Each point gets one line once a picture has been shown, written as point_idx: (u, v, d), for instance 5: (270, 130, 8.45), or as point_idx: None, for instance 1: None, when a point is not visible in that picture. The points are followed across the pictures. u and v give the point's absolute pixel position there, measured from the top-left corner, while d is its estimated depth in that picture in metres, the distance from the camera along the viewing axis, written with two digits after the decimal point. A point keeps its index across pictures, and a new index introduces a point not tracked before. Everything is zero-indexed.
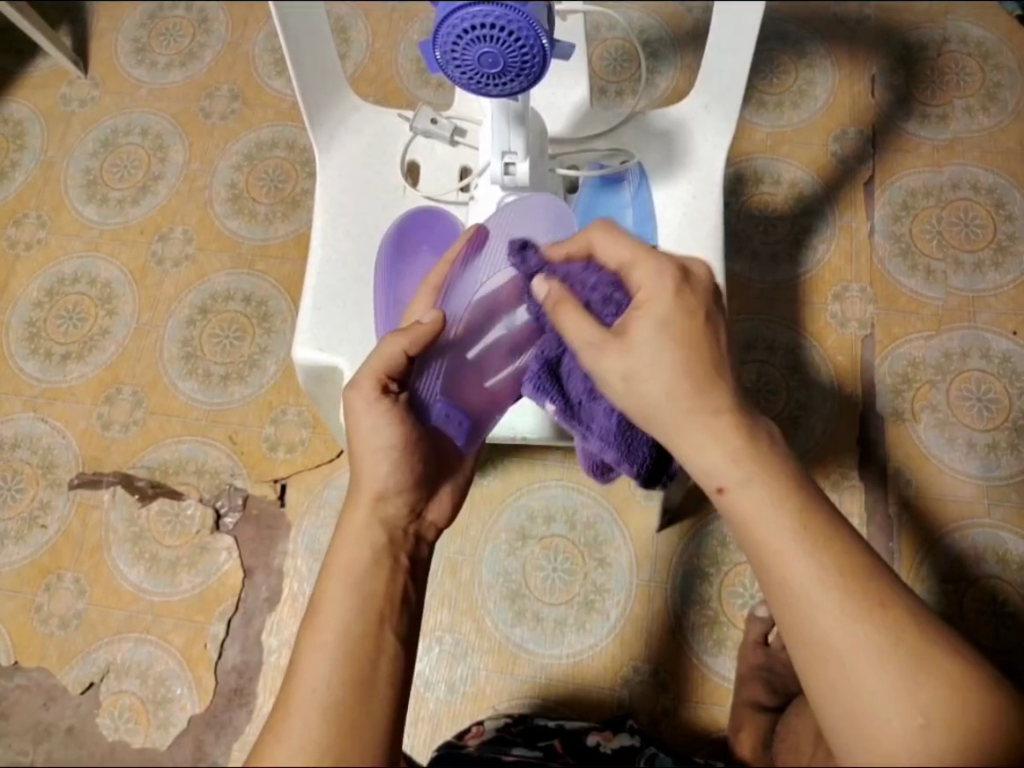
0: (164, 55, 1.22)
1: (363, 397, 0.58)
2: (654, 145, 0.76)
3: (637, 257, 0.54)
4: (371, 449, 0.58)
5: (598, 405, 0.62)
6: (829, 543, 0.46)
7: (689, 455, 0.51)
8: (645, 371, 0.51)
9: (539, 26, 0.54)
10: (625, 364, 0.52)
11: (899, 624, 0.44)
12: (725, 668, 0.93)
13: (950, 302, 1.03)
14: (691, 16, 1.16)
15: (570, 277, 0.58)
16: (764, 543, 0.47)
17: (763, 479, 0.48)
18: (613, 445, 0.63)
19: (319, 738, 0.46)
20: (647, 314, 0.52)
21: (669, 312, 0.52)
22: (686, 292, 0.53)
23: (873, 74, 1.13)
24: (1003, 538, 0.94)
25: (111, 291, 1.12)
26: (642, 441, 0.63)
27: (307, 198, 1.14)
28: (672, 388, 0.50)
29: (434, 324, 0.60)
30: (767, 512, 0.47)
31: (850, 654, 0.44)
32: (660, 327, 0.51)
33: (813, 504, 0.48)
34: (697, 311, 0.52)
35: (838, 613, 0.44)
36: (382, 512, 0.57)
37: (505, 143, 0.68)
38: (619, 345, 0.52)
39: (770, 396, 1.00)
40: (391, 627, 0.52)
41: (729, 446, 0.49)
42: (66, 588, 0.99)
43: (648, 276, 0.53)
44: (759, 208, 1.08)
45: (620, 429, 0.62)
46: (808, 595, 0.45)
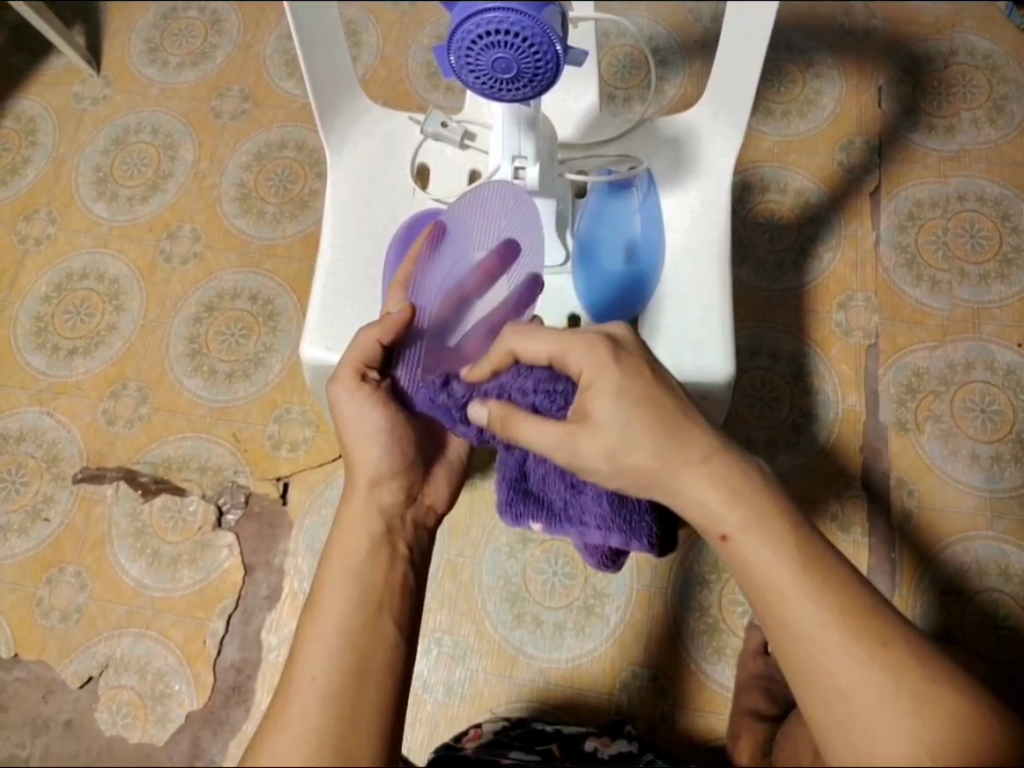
0: (176, 54, 1.23)
1: (344, 388, 0.61)
2: (663, 153, 0.76)
3: (565, 341, 0.55)
4: (359, 435, 0.60)
5: (585, 495, 0.64)
6: (833, 588, 0.46)
7: (687, 490, 0.50)
8: (621, 443, 0.52)
9: (552, 33, 0.55)
10: (600, 444, 0.52)
11: (901, 668, 0.44)
12: (724, 676, 0.92)
13: (955, 313, 1.03)
14: (700, 25, 1.17)
15: (505, 387, 0.59)
16: (767, 590, 0.47)
17: (762, 527, 0.48)
18: (613, 526, 0.64)
19: (319, 726, 0.46)
20: (600, 390, 0.53)
21: (621, 381, 0.53)
22: (625, 355, 0.54)
23: (881, 84, 1.14)
24: (1006, 551, 0.94)
25: (119, 287, 1.12)
26: (641, 518, 0.64)
27: (315, 198, 1.15)
28: (657, 450, 0.51)
29: (403, 314, 0.62)
30: (770, 559, 0.47)
31: (849, 683, 0.44)
32: (617, 397, 0.52)
33: (811, 543, 0.48)
34: (641, 367, 0.54)
35: (840, 656, 0.44)
36: (378, 498, 0.58)
37: (516, 148, 0.68)
38: (582, 431, 0.53)
39: (773, 404, 1.01)
40: (391, 616, 0.52)
41: (724, 490, 0.49)
42: (68, 581, 0.99)
43: (583, 355, 0.54)
44: (765, 216, 1.08)
45: (610, 513, 0.63)
46: (811, 638, 0.45)
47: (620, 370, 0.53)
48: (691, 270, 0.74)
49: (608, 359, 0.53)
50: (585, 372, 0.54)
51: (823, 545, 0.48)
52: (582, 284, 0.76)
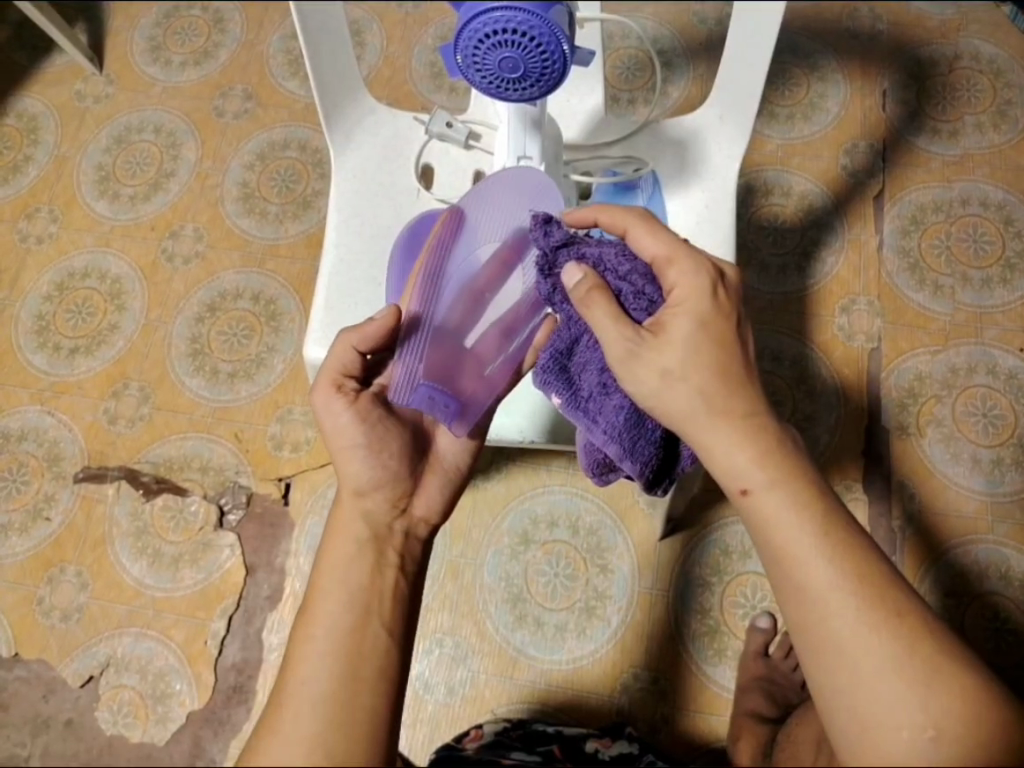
0: (179, 53, 1.23)
1: (321, 398, 0.59)
2: (668, 153, 0.75)
3: (676, 252, 0.53)
4: (339, 447, 0.59)
5: (609, 397, 0.58)
6: (851, 553, 0.46)
7: (713, 449, 0.50)
8: (681, 366, 0.50)
9: (559, 32, 0.54)
10: (656, 361, 0.50)
11: (913, 638, 0.44)
12: (724, 677, 0.93)
13: (957, 316, 1.03)
14: (704, 28, 1.17)
15: (603, 261, 0.55)
16: (783, 551, 0.47)
17: (786, 484, 0.48)
18: (617, 441, 0.58)
19: (314, 732, 0.46)
20: (684, 312, 0.51)
21: (707, 314, 0.51)
22: (721, 294, 0.52)
23: (885, 88, 1.14)
24: (1006, 554, 0.94)
25: (120, 286, 1.12)
26: (648, 443, 0.58)
27: (318, 199, 1.15)
28: (707, 388, 0.50)
29: (385, 319, 0.58)
30: (791, 518, 0.47)
31: (861, 648, 0.44)
32: (700, 324, 0.51)
33: (831, 507, 0.48)
34: (730, 313, 0.52)
35: (853, 619, 0.45)
36: (363, 507, 0.58)
37: (521, 149, 0.68)
38: (653, 344, 0.50)
39: (775, 406, 1.01)
40: (380, 622, 0.52)
41: (755, 448, 0.49)
42: (68, 581, 0.99)
43: (687, 272, 0.52)
44: (769, 219, 1.08)
45: (625, 425, 0.57)
46: (825, 599, 0.45)
47: (711, 304, 0.51)
48: None
49: (704, 289, 0.51)
50: (676, 291, 0.52)
51: (842, 511, 0.49)
52: None
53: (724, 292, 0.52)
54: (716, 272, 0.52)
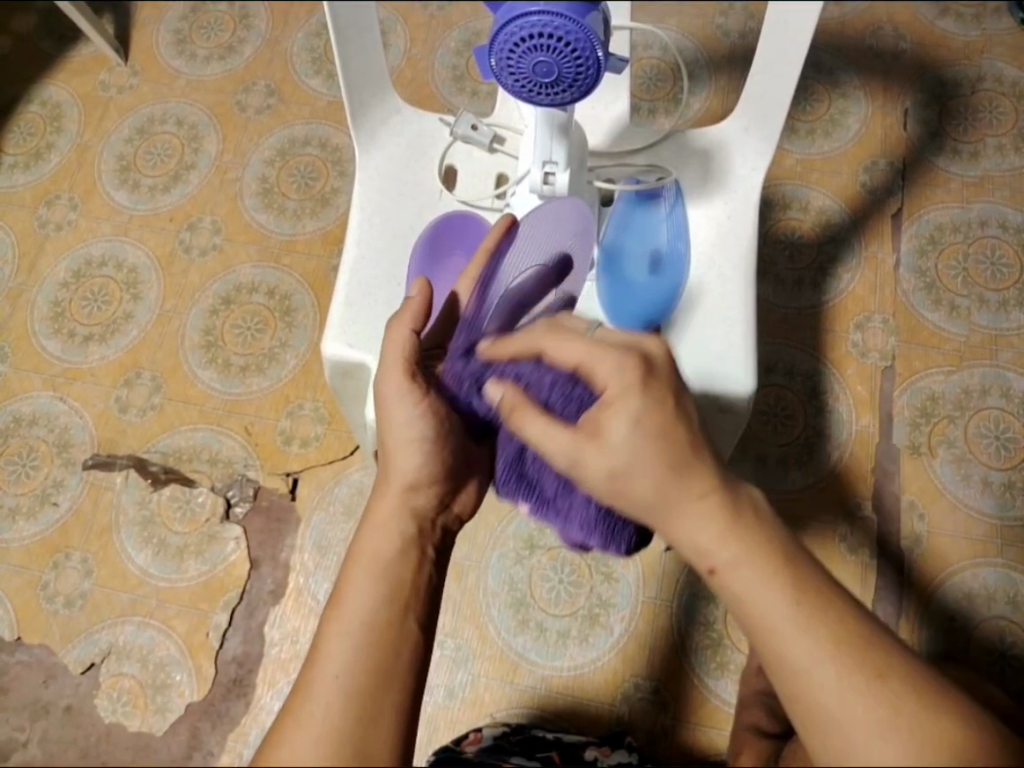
0: (204, 47, 1.24)
1: (393, 387, 0.58)
2: (692, 162, 0.75)
3: (596, 355, 0.52)
4: (403, 441, 0.58)
5: (573, 495, 0.60)
6: (829, 618, 0.44)
7: (678, 528, 0.48)
8: (625, 468, 0.48)
9: (595, 38, 0.55)
10: (605, 462, 0.49)
11: (898, 696, 0.43)
12: (727, 691, 0.92)
13: (972, 338, 1.03)
14: (727, 40, 1.17)
15: (523, 377, 0.57)
16: (761, 628, 0.45)
17: (751, 559, 0.46)
18: (596, 531, 0.60)
19: (339, 726, 0.46)
20: (619, 411, 0.49)
21: (641, 408, 0.49)
22: (653, 383, 0.50)
23: (906, 107, 1.14)
24: (1014, 579, 0.94)
25: (136, 275, 1.12)
26: (626, 526, 0.59)
27: (336, 196, 1.15)
28: (661, 484, 0.47)
29: (422, 294, 0.60)
30: (764, 592, 0.45)
31: (848, 717, 0.43)
32: (635, 424, 0.48)
33: (799, 565, 0.46)
34: (666, 396, 0.50)
35: (836, 686, 0.43)
36: (411, 502, 0.58)
37: (547, 153, 0.67)
38: (592, 445, 0.49)
39: (785, 421, 1.01)
40: (414, 617, 0.52)
41: (716, 526, 0.47)
42: (73, 567, 0.99)
43: (613, 369, 0.50)
44: (786, 233, 1.09)
45: (598, 517, 0.59)
46: (806, 667, 0.44)
47: (643, 396, 0.49)
48: (715, 283, 0.72)
49: (635, 382, 0.49)
50: (607, 389, 0.50)
51: (811, 565, 0.47)
52: (604, 292, 0.75)
53: (655, 381, 0.50)
54: (642, 360, 0.50)
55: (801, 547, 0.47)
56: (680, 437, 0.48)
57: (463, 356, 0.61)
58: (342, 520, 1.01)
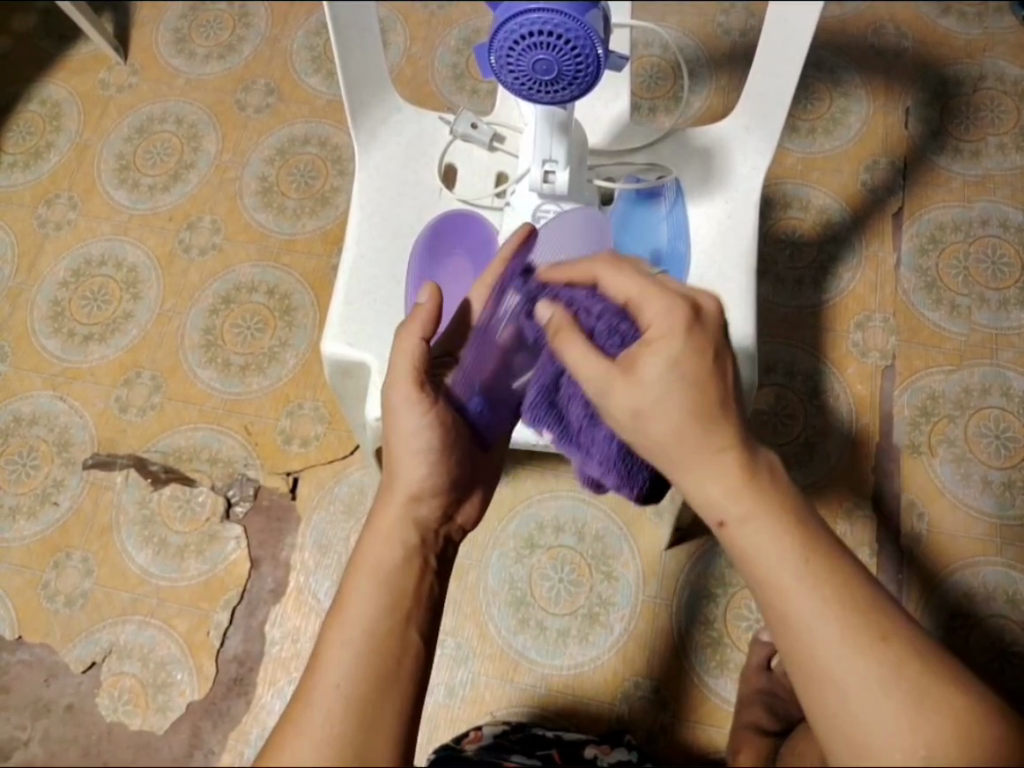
0: (204, 46, 1.24)
1: (402, 396, 0.58)
2: (692, 161, 0.75)
3: (650, 291, 0.52)
4: (409, 451, 0.58)
5: (597, 430, 0.58)
6: (834, 579, 0.45)
7: (691, 478, 0.49)
8: (652, 408, 0.49)
9: (595, 36, 0.55)
10: (632, 398, 0.49)
11: (899, 661, 0.43)
12: (726, 690, 0.92)
13: (972, 337, 1.03)
14: (728, 39, 1.17)
15: (574, 302, 0.56)
16: (767, 582, 0.46)
17: (763, 515, 0.47)
18: (613, 469, 0.58)
19: (340, 733, 0.46)
20: (657, 351, 0.49)
21: (681, 352, 0.49)
22: (697, 331, 0.50)
23: (908, 106, 1.14)
24: (1014, 577, 0.94)
25: (135, 275, 1.12)
26: (643, 469, 0.58)
27: (336, 196, 1.15)
28: (681, 428, 0.48)
29: (432, 301, 0.60)
30: (771, 546, 0.46)
31: (850, 676, 0.43)
32: (672, 364, 0.49)
33: (810, 527, 0.47)
34: (706, 346, 0.50)
35: (837, 645, 0.43)
36: (414, 512, 0.58)
37: (547, 152, 0.67)
38: (625, 379, 0.50)
39: (786, 420, 1.01)
40: (415, 627, 0.52)
41: (730, 480, 0.47)
42: (74, 567, 0.99)
43: (659, 312, 0.51)
44: (786, 232, 1.09)
45: (619, 455, 0.58)
46: (808, 625, 0.44)
47: (685, 341, 0.49)
48: (716, 282, 0.72)
49: (681, 326, 0.50)
50: (651, 330, 0.51)
51: (822, 530, 0.47)
52: None
53: (701, 329, 0.50)
54: (691, 309, 0.50)
55: (814, 515, 0.48)
56: (713, 387, 0.49)
57: (519, 280, 0.62)
58: (342, 520, 1.01)
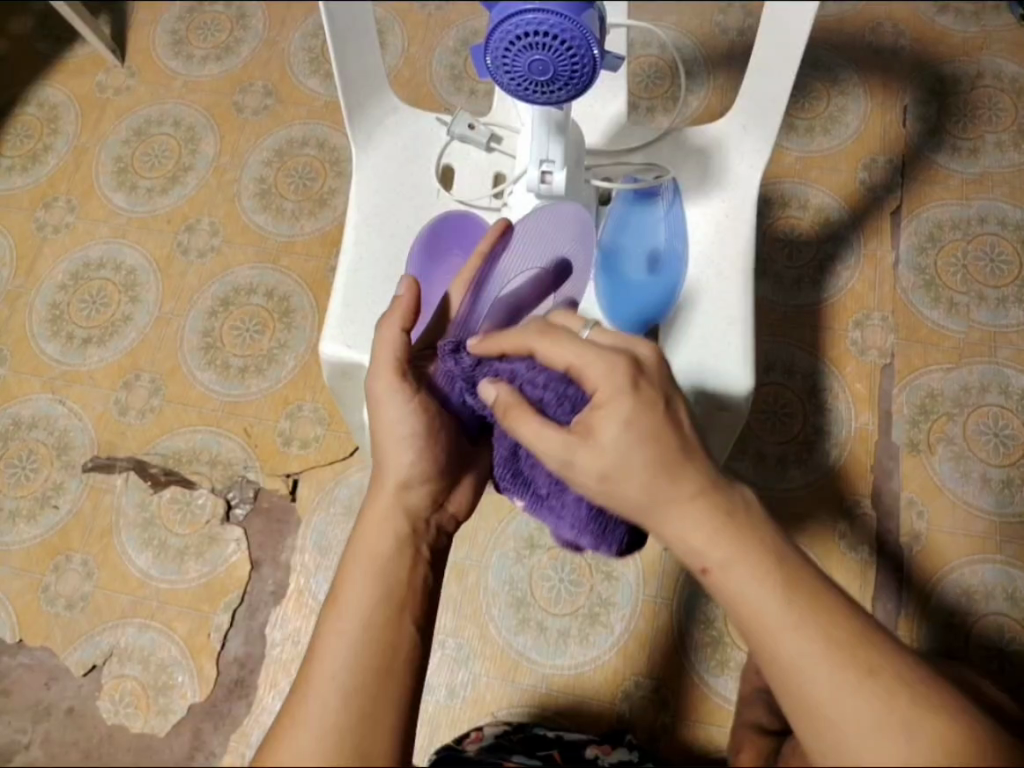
0: (202, 48, 1.24)
1: (383, 384, 0.59)
2: (690, 161, 0.75)
3: (586, 357, 0.51)
4: (393, 439, 0.58)
5: (565, 494, 0.58)
6: (820, 619, 0.44)
7: (669, 526, 0.47)
8: (618, 474, 0.48)
9: (591, 36, 0.55)
10: (596, 464, 0.49)
11: (890, 692, 0.42)
12: (727, 689, 0.92)
13: (971, 335, 1.03)
14: (726, 38, 1.17)
15: (517, 376, 0.56)
16: (752, 624, 0.45)
17: (744, 558, 0.45)
18: (587, 531, 0.58)
19: (338, 724, 0.47)
20: (609, 413, 0.48)
21: (631, 412, 0.48)
22: (643, 386, 0.49)
23: (906, 104, 1.14)
24: (1014, 575, 0.94)
25: (134, 277, 1.12)
26: (617, 527, 0.57)
27: (335, 197, 1.15)
28: (650, 486, 0.47)
29: (409, 295, 0.60)
30: (754, 590, 0.45)
31: (842, 713, 0.42)
32: (627, 424, 0.48)
33: (792, 564, 0.46)
34: (656, 398, 0.49)
35: (827, 684, 0.42)
36: (406, 500, 0.58)
37: (544, 152, 0.67)
38: (583, 446, 0.49)
39: (785, 418, 1.01)
40: (410, 616, 0.52)
41: (707, 528, 0.46)
42: (74, 570, 0.99)
43: (600, 371, 0.50)
44: (784, 231, 1.09)
45: (589, 517, 0.57)
46: (794, 663, 0.44)
47: (632, 399, 0.49)
48: (714, 282, 0.72)
49: (624, 385, 0.49)
50: (598, 391, 0.50)
51: (805, 564, 0.46)
52: (602, 291, 0.74)
53: (645, 382, 0.49)
54: (632, 363, 0.50)
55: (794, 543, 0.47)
56: (671, 440, 0.48)
57: (452, 354, 0.60)
58: (342, 521, 1.01)
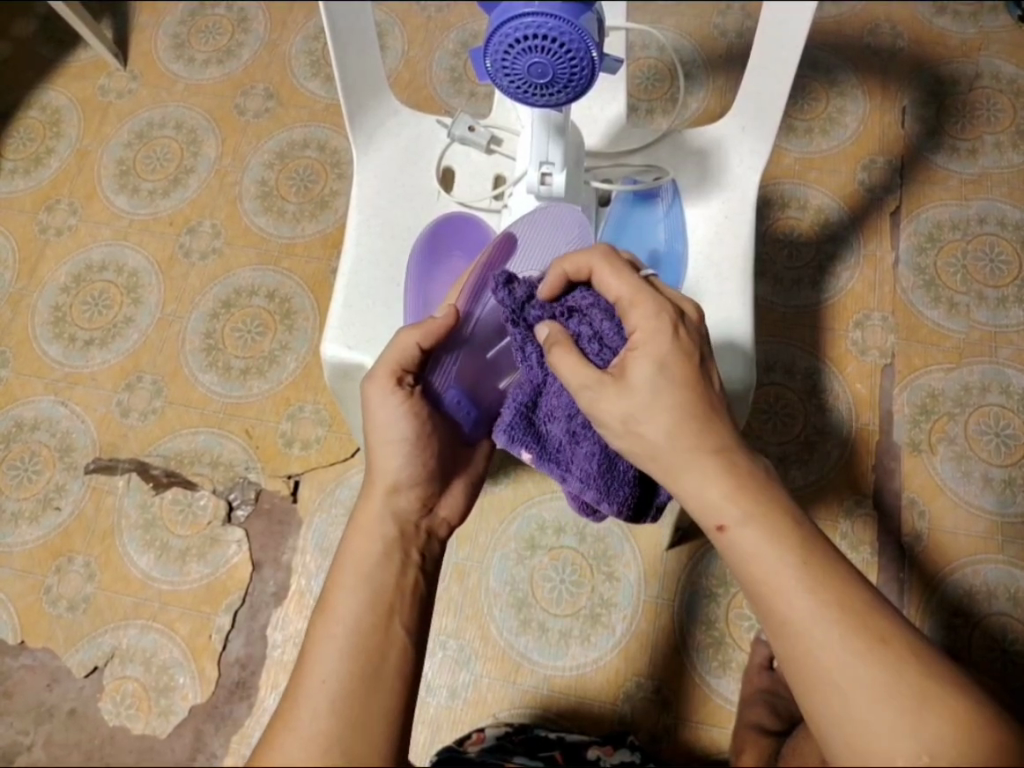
0: (203, 51, 1.24)
1: (378, 388, 0.58)
2: (690, 162, 0.75)
3: (639, 296, 0.54)
4: (385, 441, 0.58)
5: (579, 446, 0.59)
6: (833, 583, 0.46)
7: (687, 483, 0.51)
8: (645, 410, 0.51)
9: (589, 39, 0.55)
10: (623, 404, 0.52)
11: (898, 661, 0.43)
12: (729, 689, 0.92)
13: (971, 335, 1.03)
14: (725, 39, 1.18)
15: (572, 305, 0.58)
16: (764, 585, 0.47)
17: (763, 521, 0.48)
18: (593, 485, 0.59)
19: (328, 729, 0.47)
20: (643, 354, 0.53)
21: (667, 353, 0.52)
22: (683, 332, 0.54)
23: (904, 106, 1.14)
24: (1016, 575, 0.93)
25: (136, 280, 1.13)
26: (622, 485, 0.60)
27: (336, 199, 1.15)
28: (672, 431, 0.51)
29: (448, 319, 0.59)
30: (767, 551, 0.47)
31: (852, 682, 0.43)
32: (659, 368, 0.52)
33: (806, 531, 0.48)
34: (692, 351, 0.53)
35: (838, 648, 0.44)
36: (394, 504, 0.58)
37: (544, 153, 0.67)
38: (614, 387, 0.52)
39: (786, 419, 1.01)
40: (401, 622, 0.53)
41: (726, 484, 0.49)
42: (77, 571, 1.00)
43: (649, 315, 0.54)
44: (784, 232, 1.09)
45: (598, 471, 0.59)
46: (807, 629, 0.45)
47: (673, 342, 0.53)
48: (712, 282, 0.72)
49: (667, 330, 0.53)
50: (637, 333, 0.54)
51: (818, 536, 0.49)
52: None
53: (685, 330, 0.54)
54: (676, 312, 0.54)
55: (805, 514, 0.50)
56: (702, 395, 0.52)
57: (503, 287, 0.58)
58: (342, 522, 1.01)
